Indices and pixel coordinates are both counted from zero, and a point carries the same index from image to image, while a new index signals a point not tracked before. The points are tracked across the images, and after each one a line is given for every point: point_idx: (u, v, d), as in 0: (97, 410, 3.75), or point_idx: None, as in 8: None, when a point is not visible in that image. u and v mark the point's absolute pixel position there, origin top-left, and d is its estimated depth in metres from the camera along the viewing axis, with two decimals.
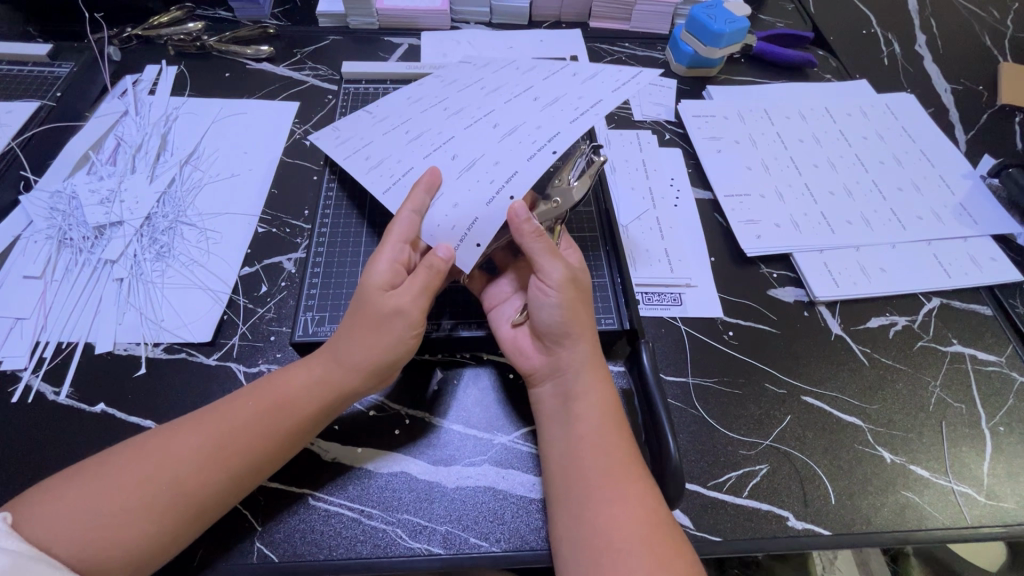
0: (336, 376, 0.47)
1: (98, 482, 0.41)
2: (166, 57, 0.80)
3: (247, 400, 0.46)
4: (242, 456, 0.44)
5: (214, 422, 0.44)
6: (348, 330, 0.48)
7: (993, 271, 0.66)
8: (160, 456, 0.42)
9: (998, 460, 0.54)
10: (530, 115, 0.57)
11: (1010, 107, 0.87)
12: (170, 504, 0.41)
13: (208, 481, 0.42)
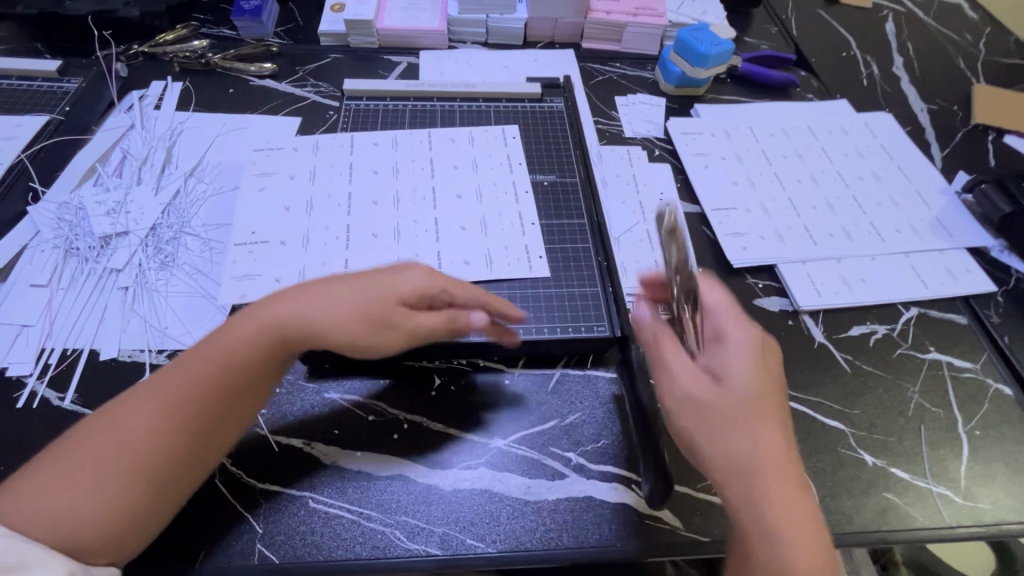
0: (291, 337, 0.47)
1: (58, 465, 0.41)
2: (171, 73, 0.82)
3: (191, 364, 0.46)
4: (197, 421, 0.44)
5: (166, 390, 0.44)
6: (310, 290, 0.49)
7: (968, 281, 0.69)
8: (114, 429, 0.43)
9: (975, 461, 0.56)
10: (475, 179, 0.69)
11: (983, 125, 0.91)
12: (133, 478, 0.42)
13: (169, 450, 0.43)
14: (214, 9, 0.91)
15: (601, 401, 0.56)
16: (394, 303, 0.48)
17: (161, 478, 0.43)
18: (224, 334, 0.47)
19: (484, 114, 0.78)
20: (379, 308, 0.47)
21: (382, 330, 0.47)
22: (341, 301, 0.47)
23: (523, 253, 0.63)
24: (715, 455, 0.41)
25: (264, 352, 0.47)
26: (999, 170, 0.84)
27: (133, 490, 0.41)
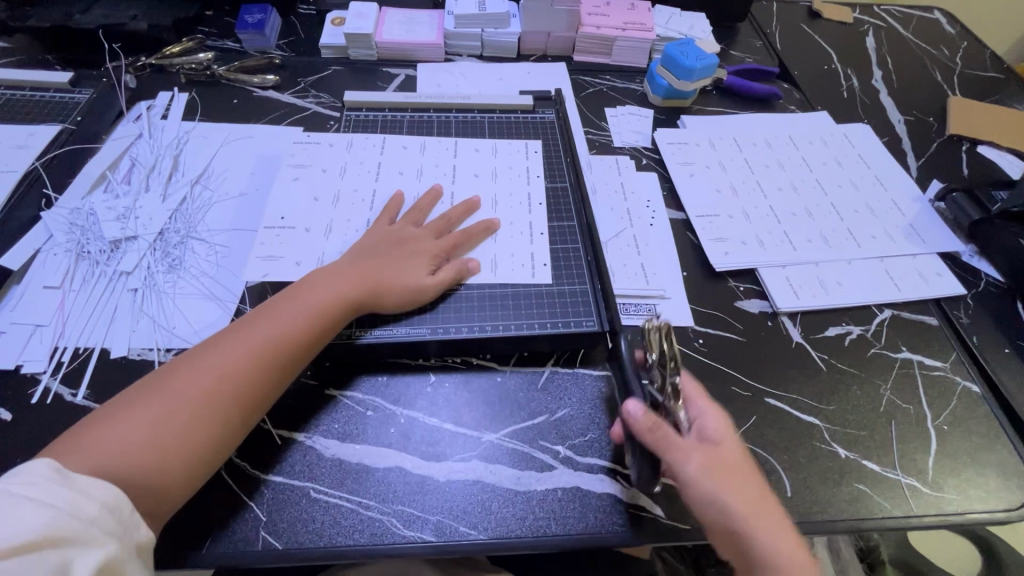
0: (343, 304, 0.56)
1: (128, 414, 0.46)
2: (178, 84, 0.85)
3: (247, 331, 0.52)
4: (253, 379, 0.50)
5: (234, 350, 0.50)
6: (352, 269, 0.58)
7: (939, 285, 0.73)
8: (177, 384, 0.48)
9: (942, 454, 0.59)
10: (491, 190, 0.72)
11: (958, 135, 0.94)
12: (196, 426, 0.47)
13: (227, 403, 0.48)
14: (219, 23, 0.95)
15: (588, 397, 0.59)
16: (414, 268, 0.60)
17: (218, 428, 0.47)
18: (276, 307, 0.54)
19: (479, 125, 0.81)
20: (401, 274, 0.59)
21: (404, 294, 0.59)
22: (371, 281, 0.58)
23: (527, 261, 0.66)
24: (735, 519, 0.47)
25: (311, 324, 0.53)
26: (972, 178, 0.88)
27: (195, 437, 0.46)
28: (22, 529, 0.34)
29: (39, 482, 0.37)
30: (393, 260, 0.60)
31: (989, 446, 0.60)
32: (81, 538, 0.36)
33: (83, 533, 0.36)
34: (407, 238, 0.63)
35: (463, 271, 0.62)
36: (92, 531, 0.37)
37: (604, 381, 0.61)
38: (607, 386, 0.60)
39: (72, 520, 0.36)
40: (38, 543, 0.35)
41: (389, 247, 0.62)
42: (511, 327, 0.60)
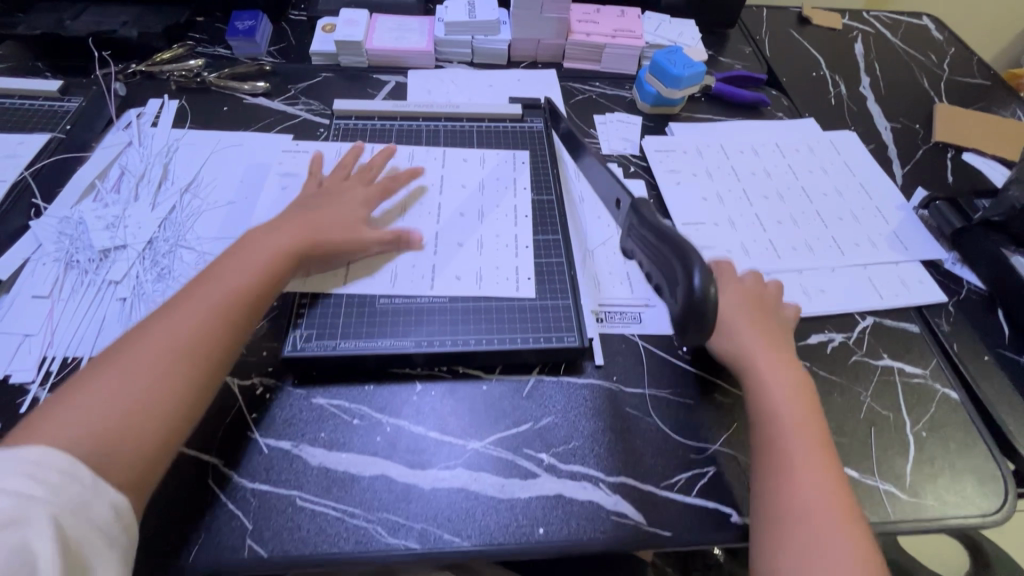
0: (292, 252, 0.59)
1: (89, 388, 0.45)
2: (168, 91, 0.86)
3: (193, 296, 0.53)
4: (209, 336, 0.51)
5: (185, 309, 0.51)
6: (296, 221, 0.62)
7: (921, 292, 0.74)
8: (133, 352, 0.48)
9: (920, 461, 0.60)
10: (478, 201, 0.73)
11: (944, 143, 0.95)
12: (159, 388, 0.47)
13: (187, 364, 0.49)
14: (210, 29, 0.96)
15: (572, 404, 0.60)
16: (349, 218, 0.65)
17: (187, 382, 0.48)
18: (221, 267, 0.56)
19: (468, 134, 0.82)
20: (342, 227, 0.63)
21: (347, 244, 0.63)
22: (313, 231, 0.61)
23: (512, 274, 0.66)
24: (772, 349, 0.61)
25: (261, 275, 0.56)
26: (957, 186, 0.89)
27: (161, 400, 0.47)
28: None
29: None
30: (332, 212, 0.64)
31: (966, 452, 0.61)
32: (35, 516, 0.37)
33: (36, 511, 0.37)
34: (339, 190, 0.68)
35: (405, 240, 0.66)
36: (44, 509, 0.37)
37: (588, 389, 0.62)
38: (591, 395, 0.61)
39: (23, 501, 0.37)
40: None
41: (324, 202, 0.66)
42: (496, 338, 0.61)
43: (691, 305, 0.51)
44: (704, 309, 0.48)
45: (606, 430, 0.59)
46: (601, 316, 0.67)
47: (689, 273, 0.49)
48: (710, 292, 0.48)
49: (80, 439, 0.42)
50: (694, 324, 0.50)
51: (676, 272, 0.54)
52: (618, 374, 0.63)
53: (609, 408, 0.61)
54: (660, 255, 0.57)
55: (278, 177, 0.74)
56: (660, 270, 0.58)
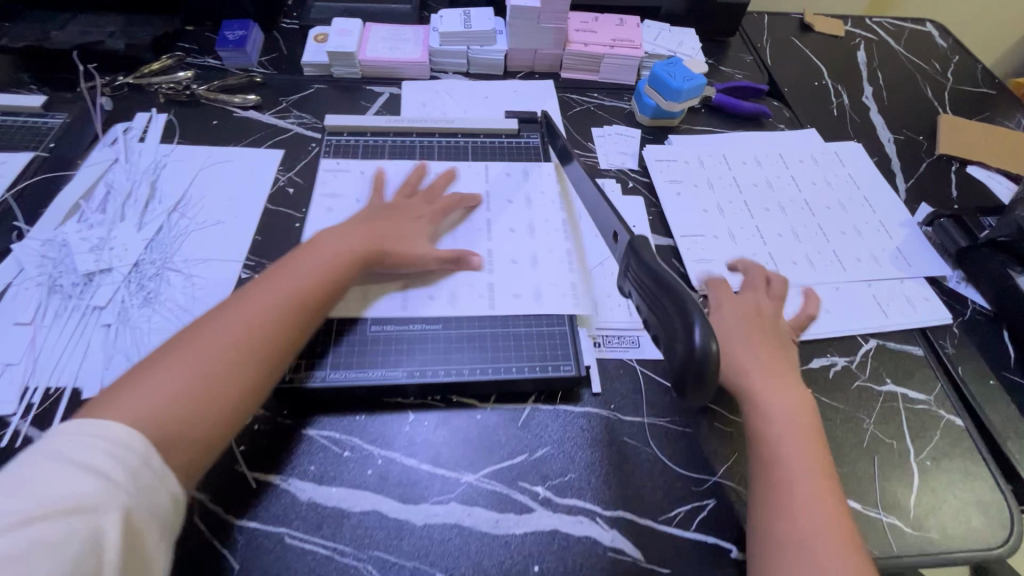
0: (360, 256, 0.61)
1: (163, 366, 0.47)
2: (156, 104, 0.84)
3: (261, 289, 0.54)
4: (276, 331, 0.52)
5: (257, 301, 0.53)
6: (364, 226, 0.64)
7: (925, 312, 0.72)
8: (204, 336, 0.49)
9: (924, 491, 0.59)
10: (474, 220, 0.73)
11: (948, 156, 0.94)
12: (225, 378, 0.48)
13: (255, 355, 0.50)
14: (200, 39, 0.93)
15: (569, 434, 0.59)
16: (413, 231, 0.67)
17: (254, 370, 0.50)
18: (291, 263, 0.58)
19: (462, 151, 0.81)
20: (404, 240, 0.65)
21: (408, 257, 0.64)
22: (378, 236, 0.63)
23: (514, 293, 0.66)
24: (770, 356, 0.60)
25: (330, 275, 0.58)
26: (961, 200, 0.87)
27: (227, 388, 0.48)
28: (54, 497, 0.35)
29: (72, 444, 0.38)
30: (394, 224, 0.66)
31: (971, 481, 0.60)
32: (109, 504, 0.37)
33: (111, 500, 0.37)
34: (404, 207, 0.69)
35: (467, 262, 0.67)
36: (119, 498, 0.37)
37: (585, 418, 0.60)
38: (589, 424, 0.60)
39: (101, 487, 0.37)
40: (66, 509, 0.35)
41: (386, 213, 0.67)
42: (490, 366, 0.60)
43: (692, 366, 0.39)
44: (702, 369, 0.39)
45: (604, 461, 0.58)
46: (599, 341, 0.66)
47: (684, 324, 0.40)
48: (711, 348, 0.39)
49: (150, 421, 0.43)
50: (696, 389, 0.40)
51: (673, 325, 0.42)
52: (616, 402, 0.62)
53: (607, 438, 0.59)
54: (658, 302, 0.44)
55: (323, 198, 0.73)
56: (656, 323, 0.45)
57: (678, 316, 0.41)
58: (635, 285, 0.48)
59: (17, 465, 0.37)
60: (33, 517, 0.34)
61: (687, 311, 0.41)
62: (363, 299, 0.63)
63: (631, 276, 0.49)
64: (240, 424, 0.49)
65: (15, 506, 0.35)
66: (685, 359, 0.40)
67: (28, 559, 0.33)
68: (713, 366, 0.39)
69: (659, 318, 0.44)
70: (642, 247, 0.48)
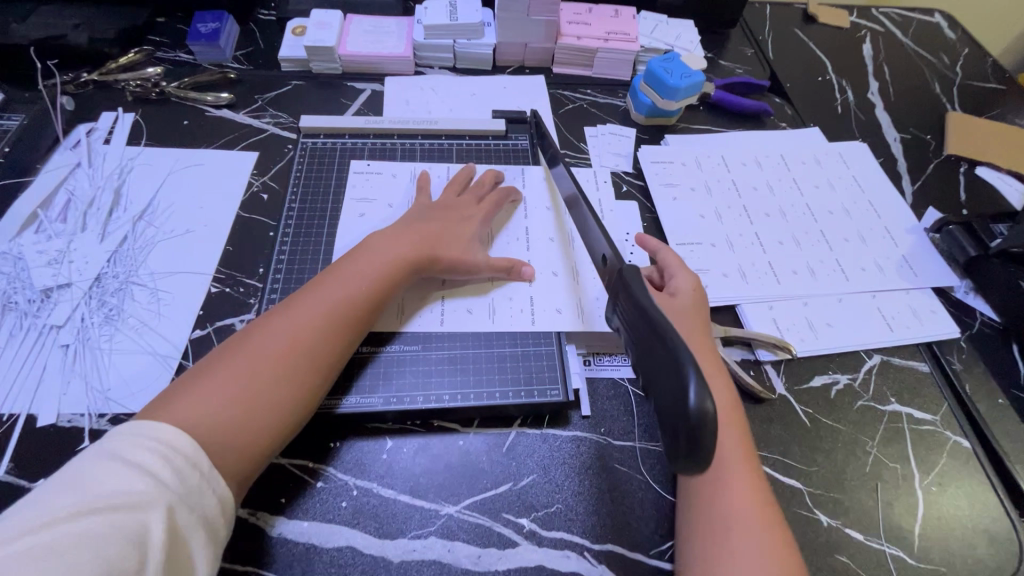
0: (414, 263, 0.60)
1: (221, 372, 0.49)
2: (123, 103, 0.79)
3: (310, 298, 0.55)
4: (322, 344, 0.52)
5: (312, 308, 0.54)
6: (418, 227, 0.63)
7: (932, 325, 0.69)
8: (258, 343, 0.51)
9: (929, 519, 0.56)
10: None
11: (956, 156, 0.90)
12: (272, 390, 0.49)
13: (308, 367, 0.51)
14: (171, 31, 0.88)
15: (556, 460, 0.56)
16: (466, 235, 0.65)
17: (306, 382, 0.51)
18: (345, 266, 0.58)
19: (446, 153, 0.77)
20: (458, 245, 0.63)
21: (462, 263, 0.62)
22: (430, 240, 0.62)
23: (527, 306, 0.63)
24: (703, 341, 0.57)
25: (382, 283, 0.57)
26: (968, 205, 0.84)
27: (279, 398, 0.49)
28: (107, 493, 0.38)
29: (127, 446, 0.42)
30: (446, 227, 0.64)
31: (977, 508, 0.57)
32: (156, 502, 0.39)
33: (158, 498, 0.40)
34: (455, 205, 0.68)
35: (518, 272, 0.65)
36: (166, 496, 0.40)
37: (574, 443, 0.57)
38: (578, 449, 0.56)
39: (149, 486, 0.40)
40: (117, 505, 0.38)
41: (439, 214, 0.66)
42: (472, 391, 0.57)
43: (684, 426, 0.32)
44: (695, 431, 0.32)
45: (594, 490, 0.54)
46: (589, 360, 0.62)
47: (674, 374, 0.34)
48: (708, 407, 0.32)
49: (201, 428, 0.45)
50: (689, 460, 0.33)
51: (662, 375, 0.35)
52: (606, 425, 0.58)
53: (597, 464, 0.56)
54: (651, 350, 0.37)
55: (356, 203, 0.70)
56: (647, 369, 0.38)
57: (667, 364, 0.35)
58: (627, 322, 0.43)
59: (79, 463, 0.41)
60: (88, 510, 0.37)
61: (677, 356, 0.34)
62: (404, 309, 0.62)
63: (624, 313, 0.44)
64: (288, 433, 0.51)
65: (73, 501, 0.38)
66: (674, 417, 0.33)
67: (81, 549, 0.36)
68: (710, 430, 0.32)
69: (649, 364, 0.38)
70: (637, 282, 0.43)
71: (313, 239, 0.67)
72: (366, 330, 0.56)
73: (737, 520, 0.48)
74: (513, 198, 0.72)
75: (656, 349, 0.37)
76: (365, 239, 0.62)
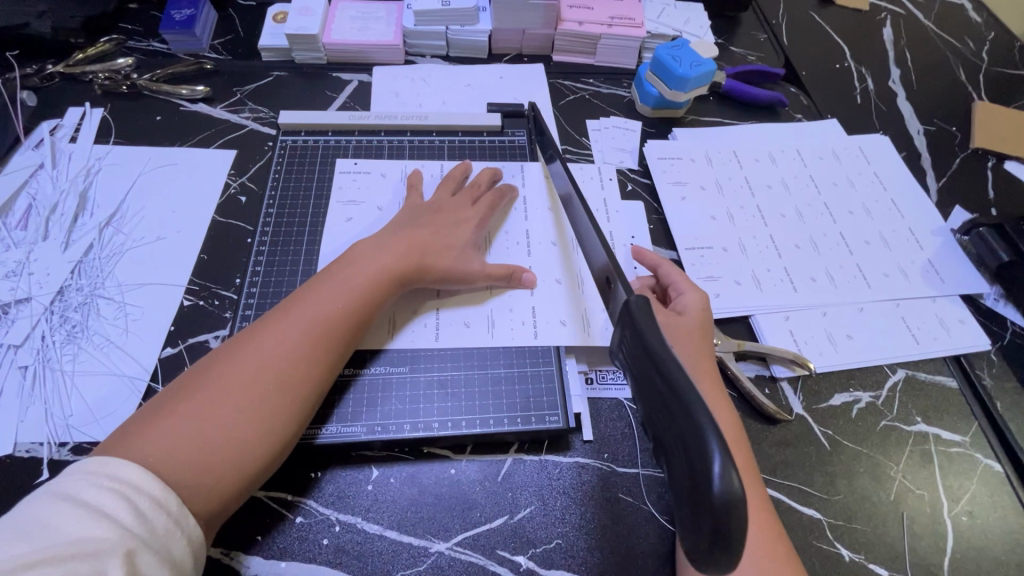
0: (403, 274, 0.55)
1: (191, 400, 0.44)
2: (90, 97, 0.74)
3: (289, 317, 0.50)
4: (304, 368, 0.48)
5: (292, 326, 0.49)
6: (406, 234, 0.58)
7: (960, 336, 0.65)
8: (233, 366, 0.46)
9: (959, 552, 0.52)
10: None
11: (983, 150, 0.84)
12: (248, 419, 0.44)
13: (288, 391, 0.47)
14: (143, 18, 0.82)
15: (556, 490, 0.51)
16: (459, 241, 0.60)
17: (287, 409, 0.46)
18: (328, 279, 0.53)
19: (437, 150, 0.72)
20: (450, 253, 0.58)
21: (456, 273, 0.58)
22: (419, 248, 0.57)
23: (528, 318, 0.59)
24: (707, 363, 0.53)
25: (369, 297, 0.53)
26: (997, 203, 0.79)
27: (257, 428, 0.44)
28: (59, 541, 0.34)
29: (82, 485, 0.37)
30: (437, 232, 0.59)
31: (1011, 538, 0.53)
32: (116, 548, 0.35)
33: (118, 544, 0.35)
34: (447, 207, 0.62)
35: (518, 280, 0.60)
36: (128, 541, 0.35)
37: (576, 470, 0.52)
38: (581, 478, 0.52)
39: (108, 529, 0.35)
40: (69, 554, 0.33)
41: (430, 219, 0.61)
42: (464, 418, 0.53)
43: (708, 509, 0.28)
44: (723, 517, 0.27)
45: (597, 523, 0.50)
46: (592, 377, 0.58)
47: (694, 442, 0.29)
48: (735, 487, 0.28)
49: (167, 464, 0.40)
50: (716, 549, 0.28)
51: (677, 440, 0.31)
52: (610, 449, 0.54)
53: (601, 494, 0.51)
54: (662, 405, 0.33)
55: (341, 206, 0.65)
56: (657, 425, 0.34)
57: (684, 427, 0.30)
58: (629, 361, 0.39)
59: (27, 506, 0.36)
60: (35, 560, 0.33)
61: (696, 419, 0.30)
62: (394, 323, 0.57)
63: (625, 350, 0.39)
64: (266, 470, 0.45)
65: (17, 550, 0.33)
66: (695, 495, 0.29)
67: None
68: (738, 514, 0.28)
69: (659, 420, 0.33)
70: (643, 317, 0.38)
71: (293, 246, 0.62)
72: (351, 350, 0.52)
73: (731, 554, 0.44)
74: (508, 197, 0.67)
75: (668, 405, 0.32)
76: (349, 250, 0.57)
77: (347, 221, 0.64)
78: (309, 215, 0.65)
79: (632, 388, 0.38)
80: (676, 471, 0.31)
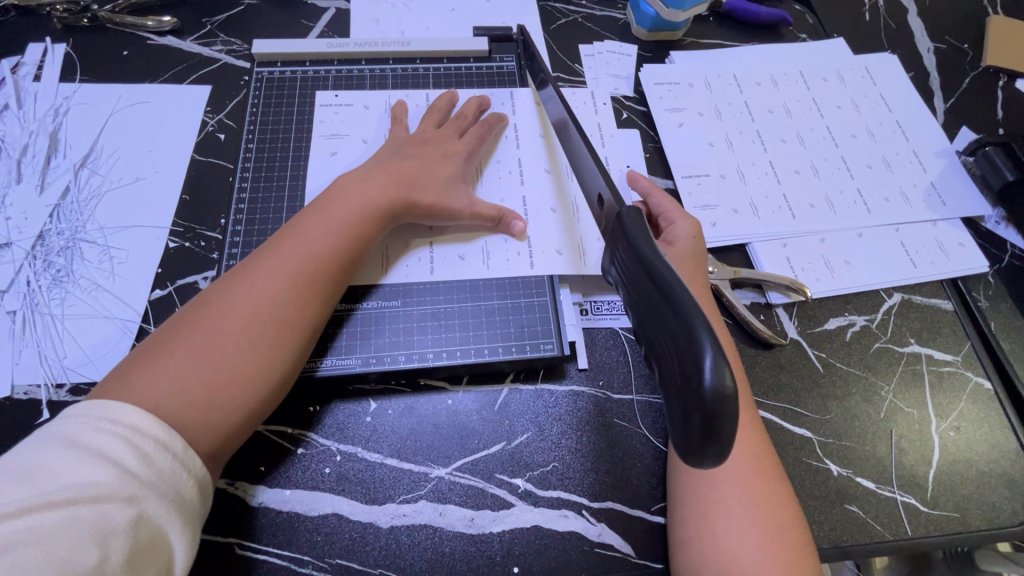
0: (390, 207, 0.54)
1: (183, 340, 0.43)
2: (49, 31, 0.69)
3: (279, 252, 0.49)
4: (298, 303, 0.47)
5: (280, 262, 0.48)
6: (394, 166, 0.56)
7: (960, 258, 0.64)
8: (223, 304, 0.46)
9: (944, 466, 0.53)
10: None
11: (994, 68, 0.81)
12: (245, 354, 0.44)
13: (282, 326, 0.46)
14: None
15: (553, 416, 0.52)
16: (446, 175, 0.58)
17: (283, 343, 0.46)
18: (314, 213, 0.52)
19: (421, 78, 0.68)
20: (438, 187, 0.57)
21: (446, 209, 0.56)
22: (406, 182, 0.55)
23: (524, 249, 0.58)
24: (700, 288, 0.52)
25: (357, 230, 0.51)
26: (1005, 123, 0.76)
27: (254, 362, 0.44)
28: (60, 486, 0.34)
29: (84, 429, 0.37)
30: (424, 165, 0.57)
31: (995, 451, 0.54)
32: (121, 495, 0.35)
33: (122, 490, 0.35)
34: (434, 139, 0.60)
35: (508, 224, 0.58)
36: (132, 488, 0.35)
37: (572, 398, 0.53)
38: (575, 405, 0.53)
39: (109, 475, 0.35)
40: (74, 499, 0.34)
41: (417, 150, 0.58)
42: (458, 349, 0.53)
43: (700, 408, 0.28)
44: (715, 414, 0.27)
45: (591, 447, 0.51)
46: (586, 308, 0.58)
47: (686, 345, 0.29)
48: (727, 383, 0.27)
49: (168, 401, 0.40)
50: (706, 447, 0.28)
51: (671, 348, 0.30)
52: (605, 377, 0.54)
53: (595, 419, 0.52)
54: (654, 312, 0.32)
55: (326, 140, 0.62)
56: (650, 336, 0.33)
57: (678, 332, 0.30)
58: (623, 277, 0.38)
59: (29, 449, 0.36)
60: (36, 505, 0.33)
61: (689, 321, 0.29)
62: (387, 258, 0.56)
63: (618, 264, 0.39)
64: (267, 404, 0.45)
65: (17, 495, 0.33)
66: (685, 396, 0.29)
67: (33, 547, 0.32)
68: (730, 410, 0.28)
69: (652, 330, 0.33)
70: (637, 231, 0.37)
71: (276, 183, 0.60)
72: (344, 284, 0.51)
73: (719, 467, 0.46)
74: (497, 128, 0.64)
75: (662, 313, 0.32)
76: (334, 183, 0.55)
77: (332, 156, 0.62)
78: (291, 151, 0.62)
79: (626, 302, 0.37)
80: (667, 377, 0.31)
